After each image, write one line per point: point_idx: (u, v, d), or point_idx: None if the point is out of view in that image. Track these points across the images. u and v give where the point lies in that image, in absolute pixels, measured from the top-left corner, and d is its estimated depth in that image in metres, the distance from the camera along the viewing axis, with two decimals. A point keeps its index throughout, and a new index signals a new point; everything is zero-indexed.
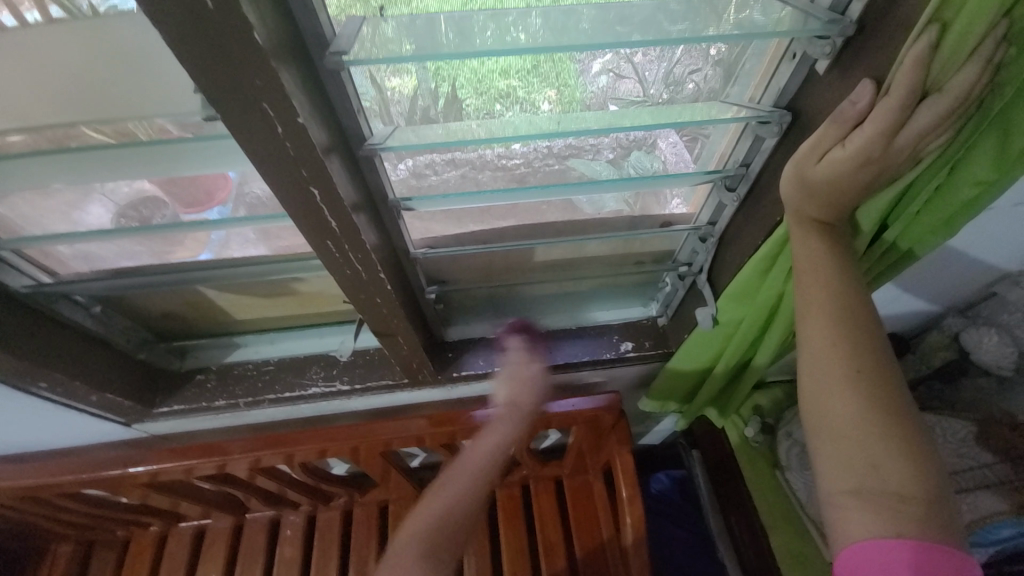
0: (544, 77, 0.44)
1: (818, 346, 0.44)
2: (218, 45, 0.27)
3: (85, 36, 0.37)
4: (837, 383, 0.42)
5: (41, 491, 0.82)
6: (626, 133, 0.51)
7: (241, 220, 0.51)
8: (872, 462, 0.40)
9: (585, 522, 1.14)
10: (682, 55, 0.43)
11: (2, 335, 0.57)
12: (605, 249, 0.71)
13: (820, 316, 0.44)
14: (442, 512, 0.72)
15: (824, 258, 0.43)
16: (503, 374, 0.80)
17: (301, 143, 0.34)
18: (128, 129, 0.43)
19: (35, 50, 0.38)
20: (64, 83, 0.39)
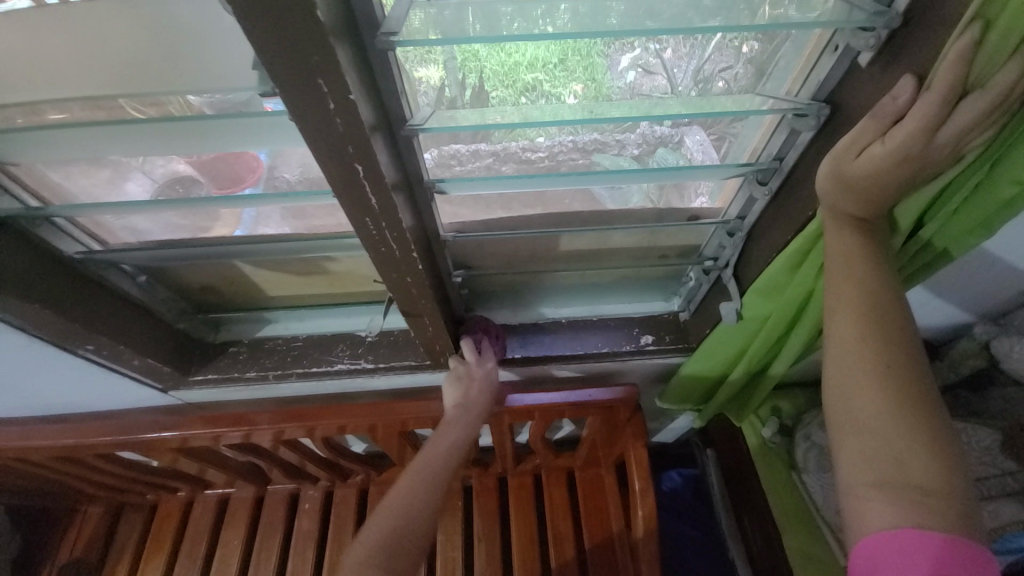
0: (570, 71, 0.45)
1: (846, 340, 0.44)
2: (280, 22, 0.29)
3: (132, 10, 0.39)
4: (863, 376, 0.43)
5: (79, 451, 0.87)
6: (653, 127, 0.52)
7: (279, 197, 0.53)
8: (895, 454, 0.40)
9: (595, 513, 1.16)
10: (713, 52, 0.44)
11: (52, 295, 0.60)
12: (631, 241, 0.71)
13: (850, 311, 0.44)
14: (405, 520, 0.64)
15: (858, 254, 0.43)
16: (451, 376, 0.76)
17: (349, 119, 0.36)
18: (163, 104, 0.45)
19: (83, 23, 0.39)
20: (117, 56, 0.40)
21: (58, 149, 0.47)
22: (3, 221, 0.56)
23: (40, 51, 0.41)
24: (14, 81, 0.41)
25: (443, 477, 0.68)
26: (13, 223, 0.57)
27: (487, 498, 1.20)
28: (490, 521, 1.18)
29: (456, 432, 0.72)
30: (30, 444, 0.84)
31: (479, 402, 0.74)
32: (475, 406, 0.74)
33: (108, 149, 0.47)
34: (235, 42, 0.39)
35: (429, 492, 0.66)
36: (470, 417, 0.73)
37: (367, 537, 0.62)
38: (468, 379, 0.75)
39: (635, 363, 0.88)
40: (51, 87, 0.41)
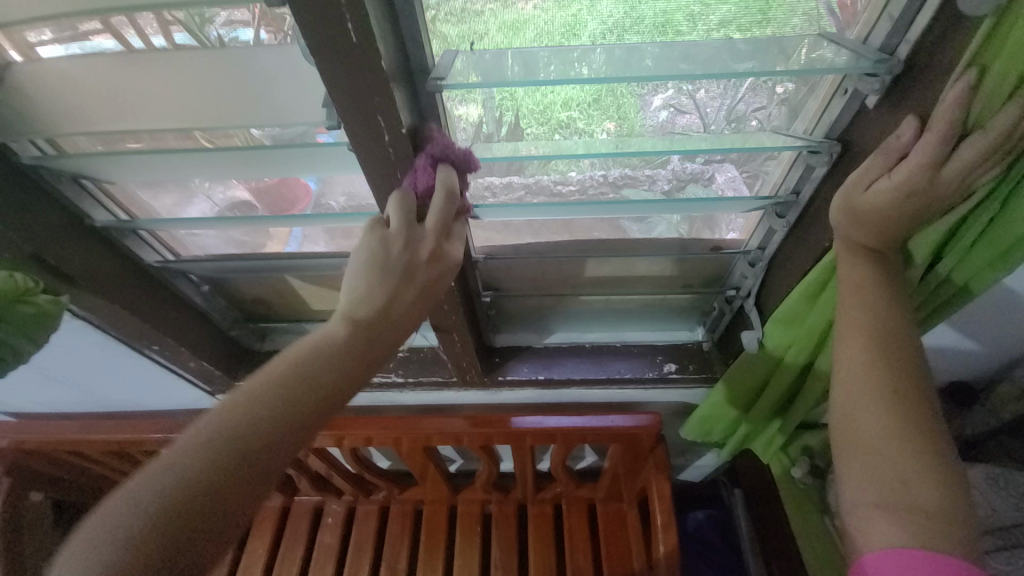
0: (604, 109, 0.49)
1: (854, 364, 0.46)
2: (352, 75, 0.35)
3: (224, 60, 0.45)
4: (871, 400, 0.44)
5: (130, 447, 0.94)
6: (683, 164, 0.55)
7: (324, 215, 0.58)
8: (900, 477, 0.42)
9: (615, 549, 1.13)
10: (746, 93, 0.47)
11: (132, 300, 0.67)
12: (654, 269, 0.74)
13: (858, 337, 0.45)
14: (210, 447, 0.38)
15: (868, 281, 0.44)
16: (369, 257, 0.46)
17: (399, 146, 0.42)
18: (232, 136, 0.54)
19: (181, 68, 0.45)
20: (207, 96, 0.47)
21: (144, 171, 0.55)
22: (97, 230, 0.61)
23: (146, 90, 0.47)
24: (128, 112, 0.49)
25: (295, 396, 0.41)
26: (104, 233, 0.62)
27: (506, 525, 1.20)
28: (508, 549, 1.17)
29: (344, 339, 0.44)
30: (87, 437, 0.92)
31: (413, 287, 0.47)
32: (401, 296, 0.46)
33: (185, 170, 0.54)
34: (309, 89, 0.45)
35: (316, 407, 0.42)
36: (379, 338, 0.46)
37: (216, 427, 0.39)
38: (403, 280, 0.46)
39: (658, 391, 0.88)
40: (157, 118, 0.49)
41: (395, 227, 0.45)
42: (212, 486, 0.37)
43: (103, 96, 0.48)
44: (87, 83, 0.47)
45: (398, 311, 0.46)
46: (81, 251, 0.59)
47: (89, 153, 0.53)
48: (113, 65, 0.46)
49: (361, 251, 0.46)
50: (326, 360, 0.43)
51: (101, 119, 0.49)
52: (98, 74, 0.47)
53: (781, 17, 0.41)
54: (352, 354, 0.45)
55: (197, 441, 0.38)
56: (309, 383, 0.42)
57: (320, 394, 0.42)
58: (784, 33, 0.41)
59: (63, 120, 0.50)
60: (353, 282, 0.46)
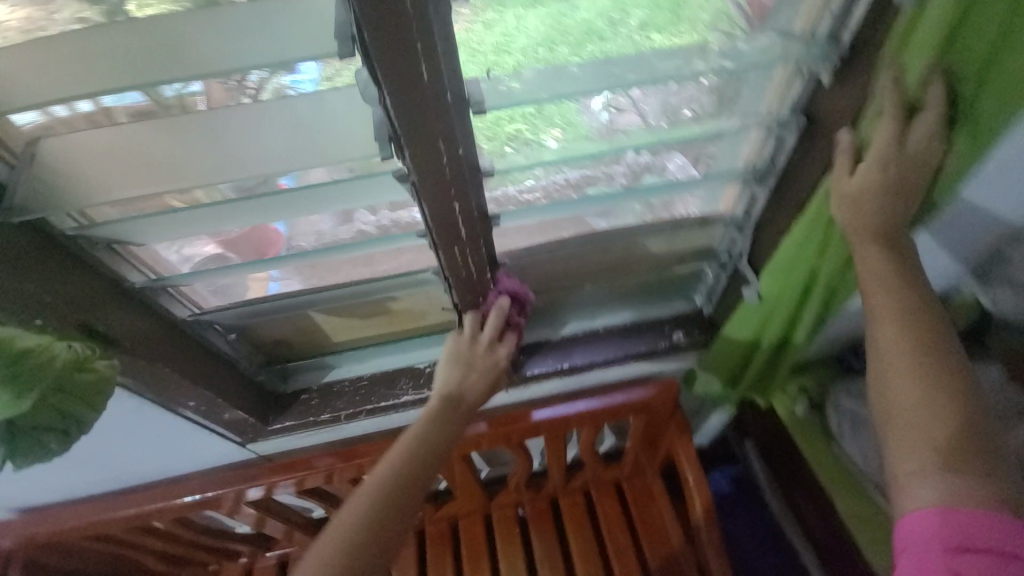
0: (548, 118, 0.57)
1: (886, 342, 0.53)
2: (420, 108, 0.42)
3: (262, 110, 0.47)
4: (904, 375, 0.52)
5: (159, 517, 0.91)
6: (637, 157, 0.65)
7: (365, 242, 0.65)
8: (934, 445, 0.49)
9: (649, 522, 1.20)
10: (677, 89, 0.56)
11: (173, 356, 0.68)
12: (650, 249, 0.83)
13: (888, 318, 0.53)
14: (387, 484, 0.63)
15: (886, 270, 0.53)
16: (451, 354, 0.73)
17: (456, 166, 0.49)
18: (195, 196, 0.57)
19: (221, 125, 0.47)
20: (246, 147, 0.49)
21: (191, 226, 0.57)
22: (133, 291, 0.63)
23: (190, 150, 0.49)
24: (171, 173, 0.50)
25: (426, 451, 0.66)
26: (139, 292, 0.63)
27: (542, 521, 1.24)
28: (550, 544, 1.21)
29: (441, 412, 0.69)
30: (112, 517, 0.88)
31: (474, 377, 0.71)
32: (470, 385, 0.71)
33: (226, 222, 0.57)
34: (350, 128, 0.49)
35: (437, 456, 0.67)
36: (460, 408, 0.70)
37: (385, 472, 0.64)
38: (468, 367, 0.72)
39: (667, 360, 0.96)
40: (198, 176, 0.51)
41: (467, 333, 0.73)
42: (392, 510, 0.62)
43: (134, 163, 0.49)
44: (121, 149, 0.49)
45: (468, 391, 0.71)
46: (119, 312, 0.60)
47: (126, 218, 0.54)
48: (144, 133, 0.47)
49: (448, 350, 0.74)
50: (437, 425, 0.68)
51: (146, 186, 0.51)
52: (135, 141, 0.48)
53: (693, 15, 0.49)
54: (451, 420, 0.69)
55: (377, 480, 0.63)
56: (426, 442, 0.67)
57: (438, 449, 0.67)
58: (698, 28, 0.50)
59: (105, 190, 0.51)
60: (444, 372, 0.73)
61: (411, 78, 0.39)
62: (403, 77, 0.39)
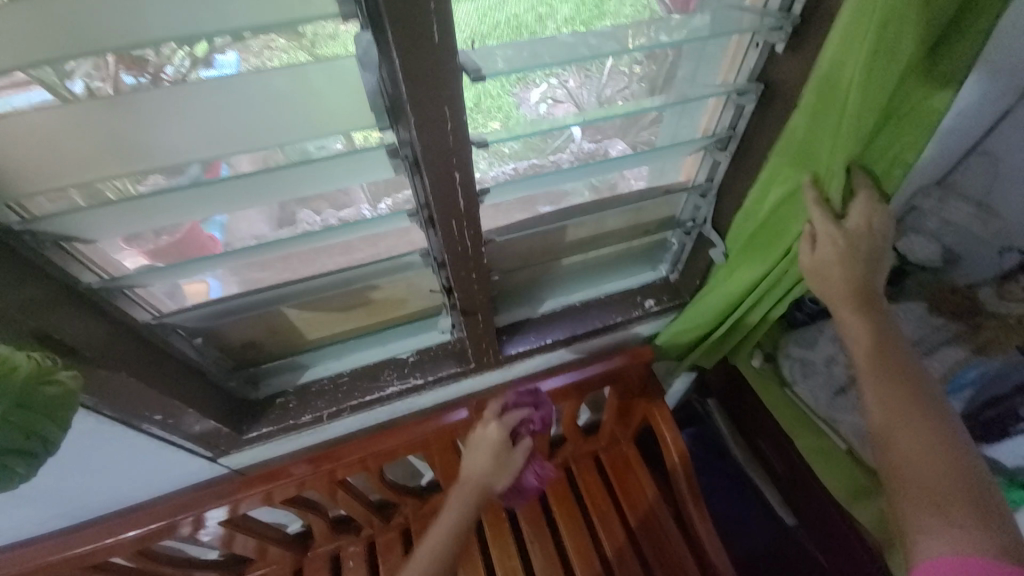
0: (486, 111, 0.60)
1: (879, 399, 0.62)
2: (427, 66, 0.43)
3: (227, 87, 0.44)
4: (902, 434, 0.60)
5: (117, 551, 0.82)
6: (581, 145, 0.70)
7: (346, 227, 0.61)
8: (937, 500, 0.56)
9: (630, 487, 1.25)
10: (608, 79, 0.63)
11: (134, 363, 0.61)
12: (621, 222, 0.87)
13: (875, 380, 0.63)
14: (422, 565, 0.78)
15: (867, 335, 0.63)
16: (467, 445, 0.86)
17: (459, 133, 0.49)
18: (101, 190, 0.51)
19: (182, 103, 0.44)
20: (214, 125, 0.46)
21: (155, 215, 0.52)
22: (85, 295, 0.56)
23: (153, 129, 0.45)
24: (138, 155, 0.47)
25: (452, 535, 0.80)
26: (89, 297, 0.56)
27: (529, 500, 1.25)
28: (538, 522, 1.22)
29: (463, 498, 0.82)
30: (61, 557, 0.79)
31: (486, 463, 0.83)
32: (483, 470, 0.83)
33: (198, 210, 0.53)
34: (336, 99, 0.47)
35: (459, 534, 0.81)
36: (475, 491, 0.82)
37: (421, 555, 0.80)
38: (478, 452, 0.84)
39: (640, 327, 1.01)
40: (165, 157, 0.48)
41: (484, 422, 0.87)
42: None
43: (90, 146, 0.46)
44: (68, 131, 0.44)
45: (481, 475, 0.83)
46: (71, 317, 0.54)
47: (68, 210, 0.49)
48: (93, 113, 0.43)
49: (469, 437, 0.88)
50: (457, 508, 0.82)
51: (110, 168, 0.48)
52: (85, 122, 0.44)
53: (614, 9, 0.54)
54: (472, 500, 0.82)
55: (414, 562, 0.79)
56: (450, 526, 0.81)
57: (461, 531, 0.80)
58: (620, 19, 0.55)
59: (68, 170, 0.47)
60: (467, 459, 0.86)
61: (423, 35, 0.40)
62: (413, 37, 0.40)
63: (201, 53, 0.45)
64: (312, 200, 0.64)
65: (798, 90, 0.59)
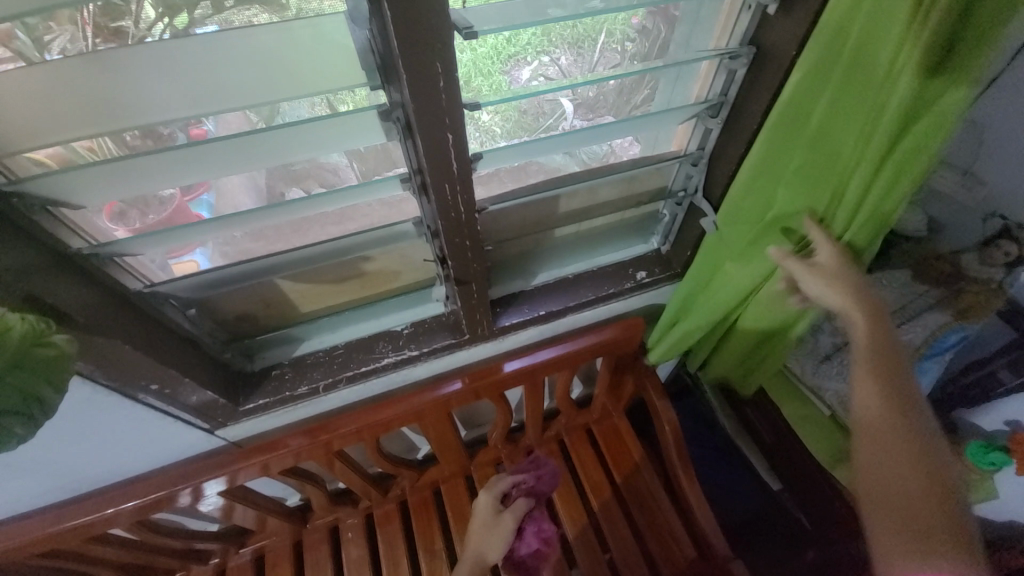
0: (478, 86, 0.60)
1: (875, 415, 0.61)
2: (419, 22, 0.43)
3: (217, 42, 0.43)
4: (893, 456, 0.59)
5: (118, 521, 0.83)
6: (574, 122, 0.71)
7: (337, 194, 0.60)
8: (918, 527, 0.56)
9: (622, 459, 1.28)
10: (600, 57, 0.64)
11: (127, 331, 0.61)
12: (613, 193, 0.88)
13: (873, 398, 0.61)
14: None
15: (870, 349, 0.62)
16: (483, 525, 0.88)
17: (451, 92, 0.49)
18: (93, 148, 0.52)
19: (166, 58, 0.43)
20: (202, 83, 0.46)
21: (142, 178, 0.51)
22: (73, 260, 0.55)
23: (139, 88, 0.45)
24: (122, 114, 0.46)
25: None
26: (79, 262, 0.56)
27: None
28: None
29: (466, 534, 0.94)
30: (62, 527, 0.80)
31: None
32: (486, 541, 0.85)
33: (187, 174, 0.52)
34: (327, 55, 0.47)
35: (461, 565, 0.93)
36: None
37: None
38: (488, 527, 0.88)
39: (633, 299, 1.02)
40: (149, 115, 0.47)
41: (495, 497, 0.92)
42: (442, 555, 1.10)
43: (72, 106, 0.45)
44: (48, 89, 0.43)
45: None
46: (62, 283, 0.53)
47: (54, 171, 0.48)
48: (74, 69, 0.42)
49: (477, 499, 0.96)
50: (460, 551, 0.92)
51: (92, 127, 0.47)
52: (67, 79, 0.43)
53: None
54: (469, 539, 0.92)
55: None
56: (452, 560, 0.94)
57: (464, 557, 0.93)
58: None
59: (48, 131, 0.46)
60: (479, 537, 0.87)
61: None
62: None
63: (181, 26, 0.45)
64: (303, 179, 0.66)
65: (789, 53, 0.59)
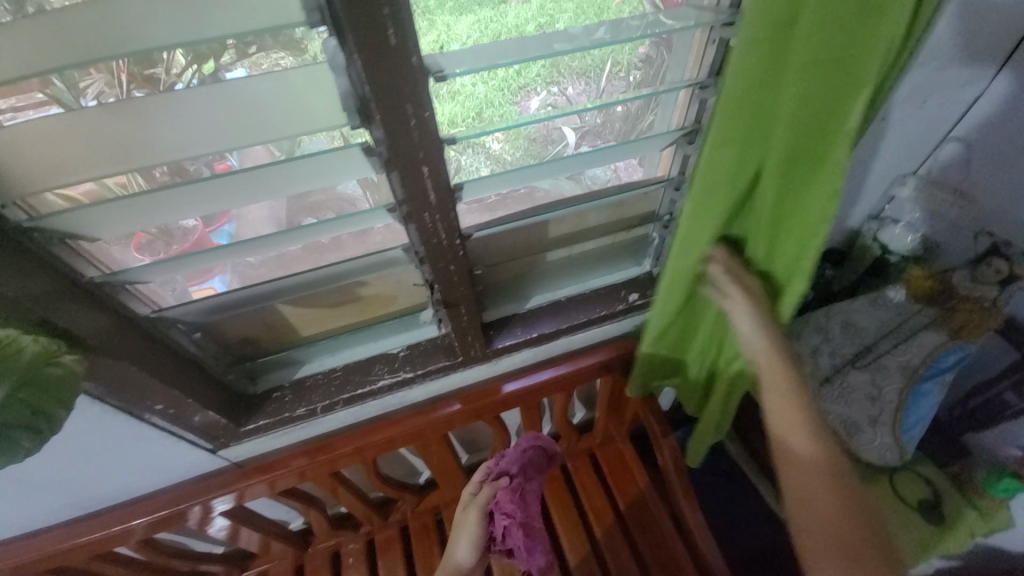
0: (488, 115, 0.64)
1: (785, 418, 0.64)
2: (388, 68, 0.47)
3: (216, 92, 0.48)
4: (803, 462, 0.62)
5: (127, 539, 0.87)
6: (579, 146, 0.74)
7: (327, 224, 0.64)
8: (838, 530, 0.58)
9: (626, 486, 1.26)
10: (610, 84, 0.68)
11: (133, 353, 0.65)
12: (601, 218, 0.91)
13: (783, 401, 0.64)
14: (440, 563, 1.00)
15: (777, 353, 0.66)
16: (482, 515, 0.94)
17: (423, 130, 0.54)
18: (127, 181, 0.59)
19: (167, 106, 0.48)
20: (202, 128, 0.51)
21: (151, 212, 0.56)
22: (88, 288, 0.61)
23: (145, 134, 0.50)
24: (129, 158, 0.52)
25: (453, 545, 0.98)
26: (92, 290, 0.61)
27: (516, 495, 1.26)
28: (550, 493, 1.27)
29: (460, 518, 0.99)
30: (76, 543, 0.84)
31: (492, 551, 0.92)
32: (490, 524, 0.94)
33: (189, 208, 0.57)
34: (313, 100, 0.52)
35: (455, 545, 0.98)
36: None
37: None
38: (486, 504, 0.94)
39: (627, 321, 1.03)
40: (151, 157, 0.52)
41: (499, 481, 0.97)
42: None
43: (88, 153, 0.50)
44: (68, 139, 0.49)
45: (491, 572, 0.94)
46: (77, 309, 0.59)
47: (70, 210, 0.54)
48: (100, 118, 0.48)
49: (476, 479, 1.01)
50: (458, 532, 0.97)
51: (105, 169, 0.52)
52: (83, 128, 0.48)
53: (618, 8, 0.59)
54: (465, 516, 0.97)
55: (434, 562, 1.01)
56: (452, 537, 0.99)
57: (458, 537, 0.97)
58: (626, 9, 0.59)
59: (66, 173, 0.51)
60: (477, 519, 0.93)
61: (379, 40, 0.45)
62: (370, 41, 0.45)
63: (209, 71, 0.53)
64: (317, 210, 0.71)
65: None
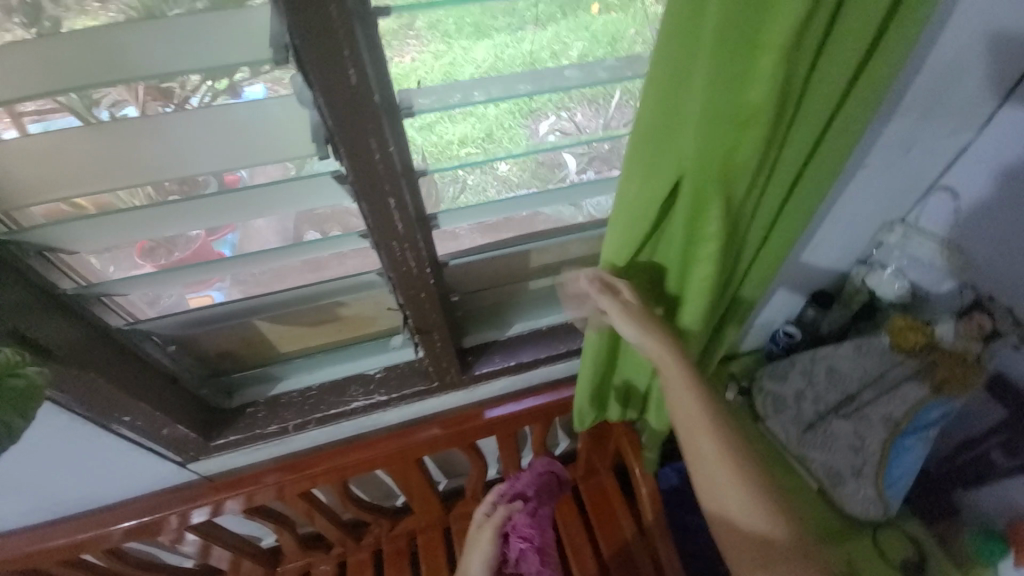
0: (496, 140, 0.65)
1: (723, 473, 0.66)
2: (352, 101, 0.48)
3: (189, 117, 0.49)
4: (757, 528, 0.64)
5: (90, 547, 0.86)
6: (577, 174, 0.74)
7: (300, 245, 0.64)
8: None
9: (606, 522, 1.23)
10: (616, 112, 0.68)
11: (101, 365, 0.66)
12: (586, 249, 0.90)
13: (713, 453, 0.67)
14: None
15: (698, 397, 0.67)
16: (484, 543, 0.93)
17: (387, 162, 0.55)
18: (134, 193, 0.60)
19: (140, 130, 0.50)
20: (175, 151, 0.52)
21: (126, 228, 0.57)
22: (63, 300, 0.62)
23: (120, 155, 0.52)
24: (106, 176, 0.53)
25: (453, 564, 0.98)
26: (65, 301, 0.63)
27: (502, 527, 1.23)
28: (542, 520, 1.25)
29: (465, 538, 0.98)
30: (41, 548, 0.84)
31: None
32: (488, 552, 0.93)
33: (163, 226, 0.58)
34: (286, 130, 0.53)
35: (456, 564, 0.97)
36: None
37: None
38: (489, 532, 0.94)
39: None
40: (128, 177, 0.54)
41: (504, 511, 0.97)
42: None
43: (68, 172, 0.52)
44: (50, 158, 0.51)
45: None
46: (49, 320, 0.60)
47: (49, 224, 0.55)
48: (74, 138, 0.49)
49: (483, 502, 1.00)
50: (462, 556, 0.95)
51: (82, 187, 0.53)
52: (61, 148, 0.50)
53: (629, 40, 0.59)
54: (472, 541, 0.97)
55: None
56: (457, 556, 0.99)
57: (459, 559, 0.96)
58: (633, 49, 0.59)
59: (47, 189, 0.53)
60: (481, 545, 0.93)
61: (342, 76, 0.46)
62: (334, 75, 0.46)
63: (224, 87, 0.53)
64: (325, 223, 0.70)
65: None
